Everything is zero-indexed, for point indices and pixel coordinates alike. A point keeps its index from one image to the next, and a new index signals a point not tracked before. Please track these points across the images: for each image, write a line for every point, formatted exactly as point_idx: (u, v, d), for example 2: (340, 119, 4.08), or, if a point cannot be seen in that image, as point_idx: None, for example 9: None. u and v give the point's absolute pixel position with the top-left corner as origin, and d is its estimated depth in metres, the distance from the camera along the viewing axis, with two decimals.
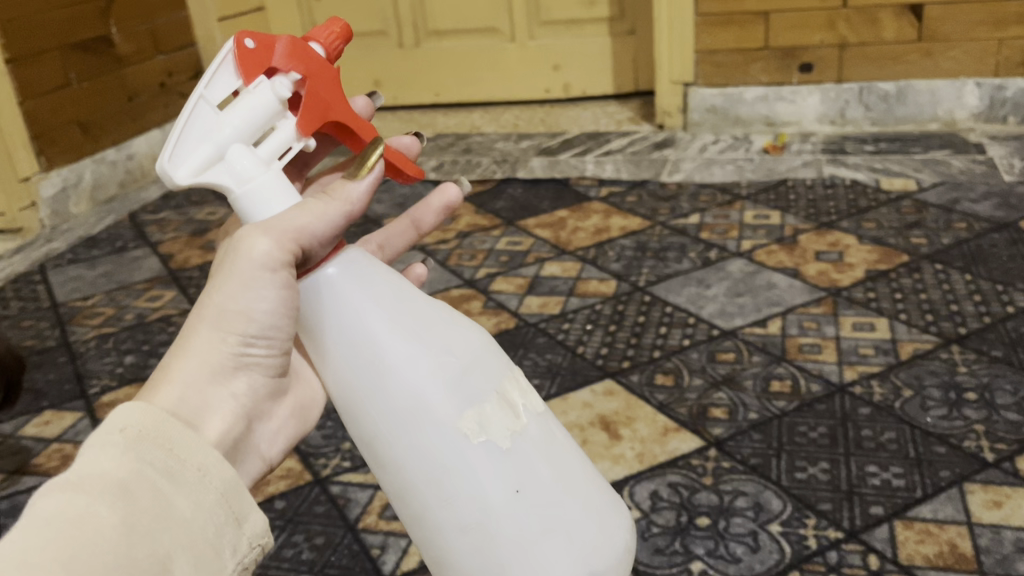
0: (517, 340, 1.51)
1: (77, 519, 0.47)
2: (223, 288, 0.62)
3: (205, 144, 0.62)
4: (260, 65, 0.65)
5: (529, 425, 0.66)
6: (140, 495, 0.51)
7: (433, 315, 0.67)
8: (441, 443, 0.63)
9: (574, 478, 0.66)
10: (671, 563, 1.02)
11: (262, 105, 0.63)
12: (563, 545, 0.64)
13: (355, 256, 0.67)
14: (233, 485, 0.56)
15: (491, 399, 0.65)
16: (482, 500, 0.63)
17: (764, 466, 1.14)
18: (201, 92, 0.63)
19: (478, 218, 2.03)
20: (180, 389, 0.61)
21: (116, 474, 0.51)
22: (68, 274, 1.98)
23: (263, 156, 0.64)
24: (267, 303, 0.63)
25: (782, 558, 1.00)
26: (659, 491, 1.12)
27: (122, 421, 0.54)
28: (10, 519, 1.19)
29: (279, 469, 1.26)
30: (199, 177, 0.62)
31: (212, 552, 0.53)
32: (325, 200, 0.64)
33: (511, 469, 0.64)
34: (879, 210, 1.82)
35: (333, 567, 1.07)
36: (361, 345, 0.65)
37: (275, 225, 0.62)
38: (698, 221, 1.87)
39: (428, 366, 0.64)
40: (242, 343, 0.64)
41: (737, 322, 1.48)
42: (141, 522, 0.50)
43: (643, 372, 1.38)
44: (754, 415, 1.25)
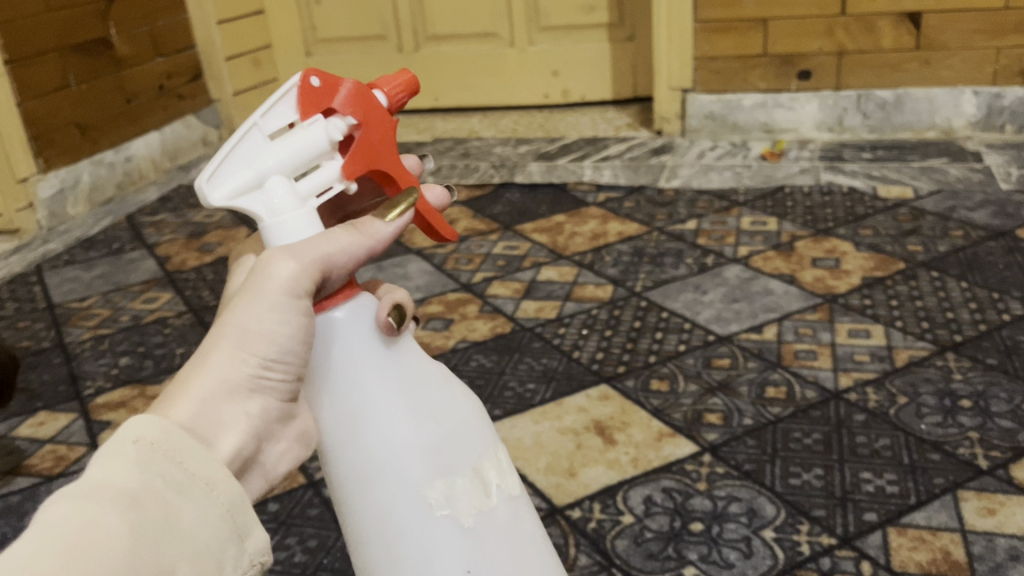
0: (513, 345, 1.51)
1: (81, 529, 0.44)
2: (246, 308, 0.57)
3: (246, 170, 0.61)
4: (321, 104, 0.65)
5: (495, 505, 0.67)
6: (147, 508, 0.47)
7: (426, 382, 0.67)
8: (407, 506, 0.65)
9: (526, 564, 0.68)
10: (664, 568, 1.02)
11: (312, 142, 0.63)
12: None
13: (365, 305, 0.65)
14: (239, 499, 0.52)
15: (464, 473, 0.66)
16: (432, 569, 0.65)
17: (758, 472, 1.14)
18: (257, 119, 0.62)
19: (475, 222, 2.03)
20: (197, 407, 0.54)
21: (124, 486, 0.47)
22: (65, 275, 1.98)
23: (303, 193, 0.62)
24: (288, 330, 0.58)
25: (775, 564, 1.00)
26: (652, 496, 1.12)
27: (135, 430, 0.50)
28: (3, 520, 1.19)
29: None
30: (233, 202, 0.60)
31: (213, 566, 0.49)
32: (352, 232, 0.61)
33: (466, 547, 0.66)
34: (876, 217, 1.82)
35: (324, 570, 1.06)
36: (345, 395, 0.64)
37: (304, 252, 0.59)
38: (695, 227, 1.87)
39: (410, 433, 0.64)
40: (261, 365, 0.57)
41: (733, 328, 1.48)
42: (145, 535, 0.46)
43: (638, 377, 1.38)
44: (749, 421, 1.25)
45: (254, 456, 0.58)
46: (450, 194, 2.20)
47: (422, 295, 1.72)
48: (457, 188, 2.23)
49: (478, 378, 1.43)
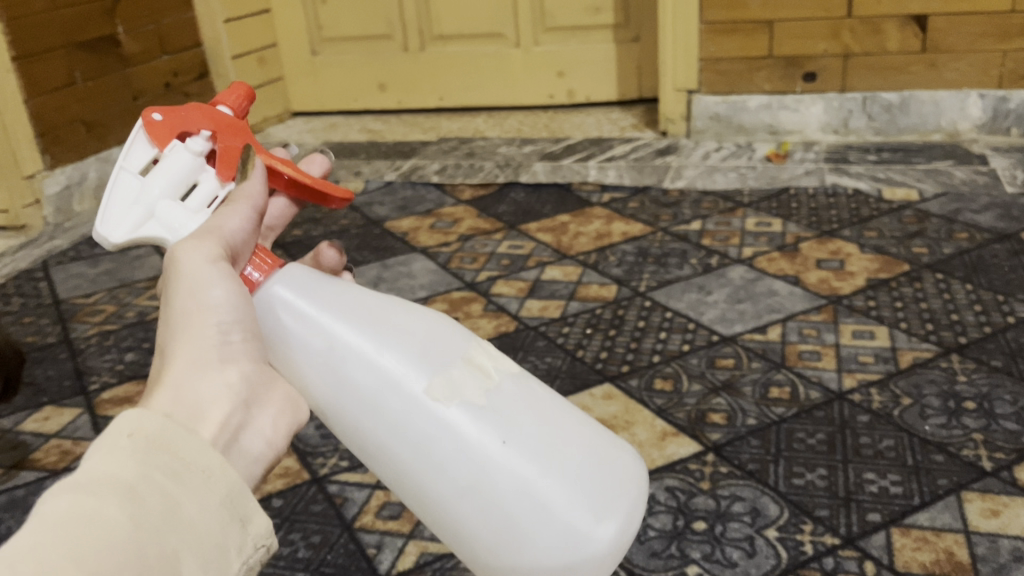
0: (517, 343, 1.51)
1: (85, 523, 0.44)
2: (182, 293, 0.59)
3: (134, 207, 0.65)
4: (172, 129, 0.67)
5: (501, 382, 0.68)
6: (148, 497, 0.47)
7: (386, 308, 0.70)
8: (415, 414, 0.65)
9: (562, 418, 0.67)
10: (667, 566, 1.02)
11: (174, 162, 0.65)
12: (564, 482, 0.64)
13: (297, 270, 0.70)
14: (238, 485, 0.52)
15: (457, 365, 0.67)
16: (472, 457, 0.64)
17: (761, 472, 1.14)
18: (121, 164, 0.65)
19: (480, 221, 2.03)
20: (173, 391, 0.55)
21: (123, 478, 0.47)
22: (71, 271, 1.99)
23: (193, 206, 0.65)
24: (231, 293, 0.60)
25: (778, 564, 1.00)
26: (655, 495, 1.12)
27: (128, 423, 0.50)
28: (7, 513, 1.19)
29: (278, 467, 1.26)
30: (133, 234, 0.64)
31: (216, 553, 0.50)
32: (229, 203, 0.64)
33: (490, 424, 0.65)
34: (881, 220, 1.82)
35: (328, 566, 1.07)
36: (319, 338, 0.67)
37: (200, 232, 0.62)
38: (700, 228, 1.87)
39: (382, 349, 0.67)
40: (219, 335, 0.60)
41: (737, 328, 1.48)
42: (146, 526, 0.46)
43: (642, 376, 1.38)
44: (752, 421, 1.25)
45: (246, 427, 0.58)
46: (455, 194, 2.21)
47: (426, 294, 1.72)
48: (462, 187, 2.24)
49: None
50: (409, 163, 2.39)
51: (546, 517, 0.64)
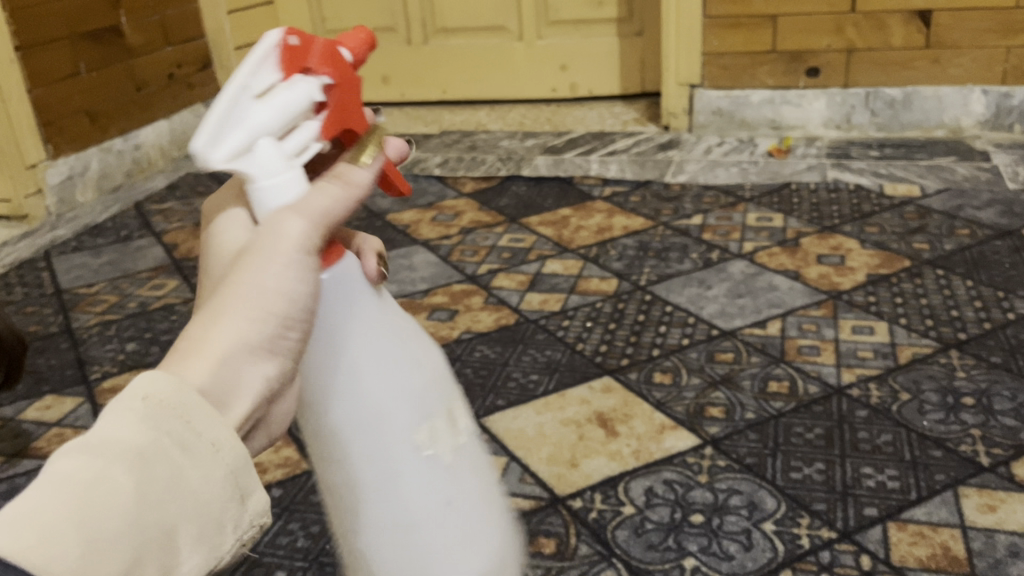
0: (517, 336, 1.52)
1: (90, 488, 0.40)
2: (262, 266, 0.50)
3: (237, 132, 0.53)
4: (297, 57, 0.56)
5: (463, 442, 0.65)
6: (156, 466, 0.43)
7: (403, 328, 0.63)
8: (390, 453, 0.61)
9: (494, 496, 0.67)
10: (664, 558, 1.02)
11: (299, 101, 0.54)
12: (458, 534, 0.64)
13: (352, 261, 0.60)
14: (244, 459, 0.46)
15: (441, 414, 0.64)
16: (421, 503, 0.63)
17: (759, 465, 1.15)
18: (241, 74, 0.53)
19: (481, 214, 2.03)
20: (216, 370, 0.47)
21: (133, 443, 0.43)
22: (73, 261, 1.99)
23: (289, 150, 0.55)
24: (307, 275, 0.51)
25: (775, 557, 1.00)
26: (653, 488, 1.13)
27: (145, 385, 0.45)
28: (9, 501, 1.20)
29: (279, 457, 1.26)
30: (230, 164, 0.53)
31: (213, 528, 0.44)
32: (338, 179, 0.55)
33: (448, 487, 0.63)
34: (882, 215, 1.82)
35: (327, 555, 1.07)
36: (325, 341, 0.59)
37: (306, 206, 0.53)
38: (701, 222, 1.87)
39: (391, 378, 0.61)
40: (280, 325, 0.50)
41: (737, 322, 1.49)
42: (148, 495, 0.42)
43: (641, 370, 1.38)
44: (750, 416, 1.25)
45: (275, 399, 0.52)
46: (457, 186, 2.21)
47: (427, 286, 1.73)
48: (464, 180, 2.24)
49: (482, 369, 1.43)
50: (411, 156, 2.40)
51: None
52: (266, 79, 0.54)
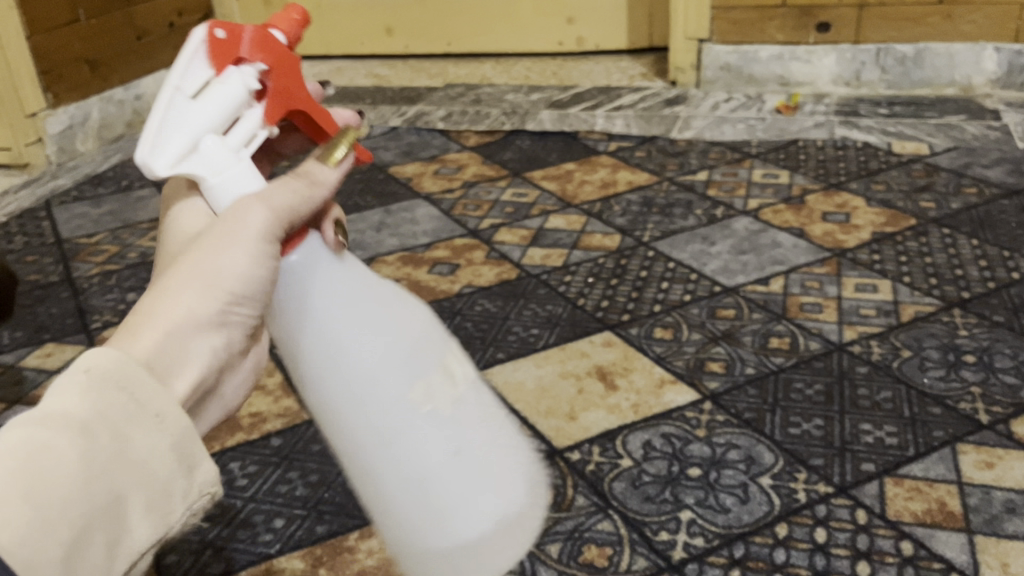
0: (519, 291, 1.51)
1: (31, 455, 0.43)
2: (225, 251, 0.56)
3: (180, 135, 0.57)
4: (229, 57, 0.60)
5: (464, 396, 0.63)
6: (97, 435, 0.45)
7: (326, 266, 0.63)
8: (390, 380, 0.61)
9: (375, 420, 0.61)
10: (660, 511, 1.03)
11: (229, 94, 0.59)
12: (490, 506, 0.61)
13: (316, 244, 0.64)
14: (188, 430, 0.49)
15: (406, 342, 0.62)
16: (420, 459, 0.60)
17: (758, 421, 1.15)
18: (172, 84, 0.57)
19: (484, 168, 2.01)
20: (167, 339, 0.53)
21: (77, 413, 0.45)
22: (74, 211, 1.98)
23: (236, 146, 0.59)
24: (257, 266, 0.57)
25: (771, 511, 1.00)
26: (651, 441, 1.13)
27: (90, 358, 0.47)
28: None
29: (279, 407, 1.27)
30: (176, 166, 0.57)
31: (162, 498, 0.47)
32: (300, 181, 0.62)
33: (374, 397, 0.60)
34: (890, 173, 1.80)
35: (326, 504, 1.08)
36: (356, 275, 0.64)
37: (271, 200, 0.58)
38: (706, 178, 1.86)
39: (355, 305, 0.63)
40: (232, 303, 0.57)
41: (740, 279, 1.48)
42: (92, 465, 0.44)
43: (642, 325, 1.38)
44: (751, 371, 1.25)
45: (217, 385, 0.59)
46: (460, 140, 2.19)
47: (429, 240, 1.72)
48: (467, 134, 2.22)
49: (482, 323, 1.43)
50: (415, 109, 2.37)
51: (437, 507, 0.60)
52: (199, 80, 0.59)
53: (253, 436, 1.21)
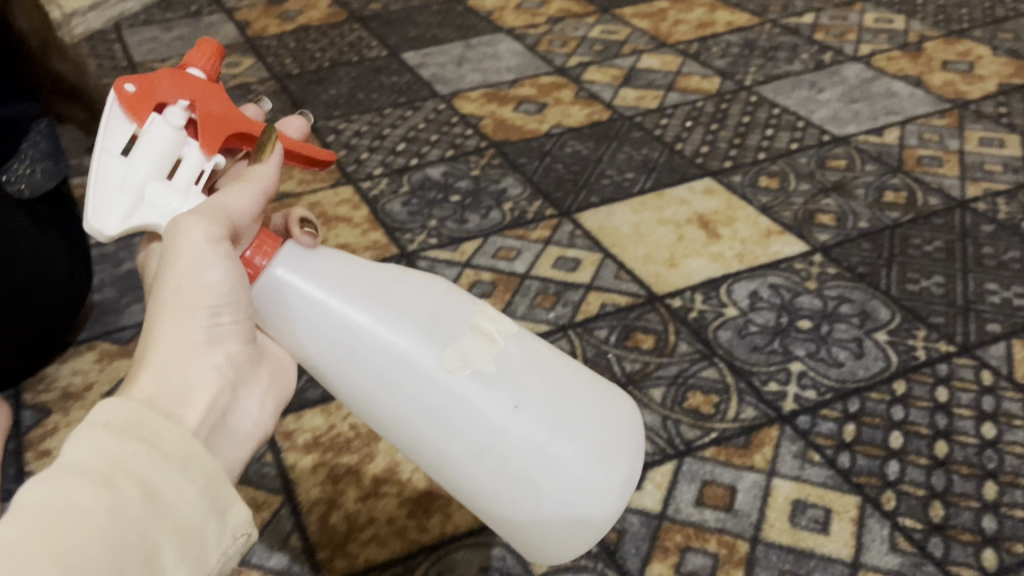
0: (611, 133, 1.43)
1: (60, 513, 0.41)
2: (185, 267, 0.55)
3: (124, 191, 0.57)
4: (149, 105, 0.59)
5: (507, 348, 0.62)
6: (122, 486, 0.44)
7: (333, 273, 0.62)
8: (429, 388, 0.60)
9: (454, 427, 0.60)
10: (769, 361, 0.98)
11: (154, 138, 0.58)
12: (584, 453, 0.61)
13: (295, 249, 0.62)
14: (217, 475, 0.50)
15: (463, 334, 0.61)
16: (487, 421, 0.60)
17: (873, 275, 1.09)
18: (100, 145, 0.58)
19: (570, 3, 1.89)
20: (159, 374, 0.54)
21: (98, 465, 0.44)
22: (143, 35, 1.91)
23: (180, 184, 0.59)
24: (226, 274, 0.56)
25: (887, 367, 0.96)
26: (758, 291, 1.08)
27: (103, 413, 0.47)
28: (101, 267, 1.21)
29: (366, 241, 1.23)
30: (128, 223, 0.57)
31: (196, 544, 0.47)
32: (241, 184, 0.60)
33: (433, 406, 0.60)
34: (1018, 21, 1.65)
35: None
36: (362, 268, 0.63)
37: (206, 207, 0.57)
38: (813, 21, 1.72)
39: (378, 303, 0.61)
40: (211, 316, 0.57)
41: (851, 129, 1.38)
42: (124, 514, 0.43)
43: (747, 173, 1.30)
44: (864, 225, 1.18)
45: (233, 409, 0.60)
46: None
47: (514, 77, 1.63)
48: None
49: (573, 165, 1.36)
50: None
51: (560, 474, 0.60)
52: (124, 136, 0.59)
53: None
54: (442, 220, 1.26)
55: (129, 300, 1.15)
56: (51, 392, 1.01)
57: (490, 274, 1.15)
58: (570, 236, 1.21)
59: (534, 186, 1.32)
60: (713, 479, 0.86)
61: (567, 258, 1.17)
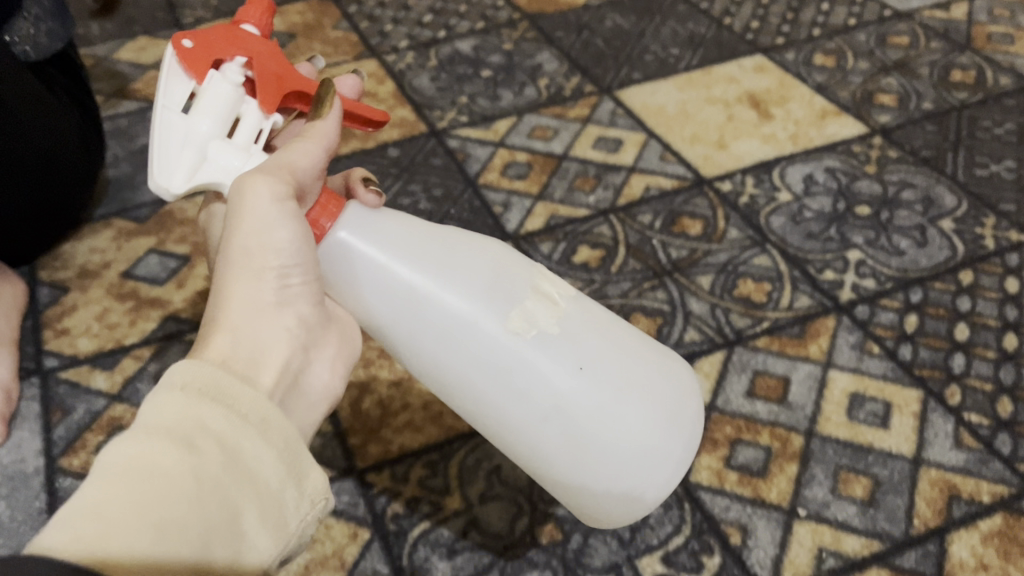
0: (653, 6, 1.33)
1: (141, 474, 0.38)
2: (250, 225, 0.50)
3: (188, 149, 0.49)
4: (210, 58, 0.50)
5: (569, 310, 0.54)
6: (203, 447, 0.41)
7: (392, 234, 0.53)
8: (496, 355, 0.52)
9: (521, 396, 0.52)
10: (825, 249, 0.92)
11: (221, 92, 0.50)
12: (653, 424, 0.54)
13: (359, 209, 0.54)
14: (292, 437, 0.46)
15: (528, 297, 0.53)
16: (555, 390, 0.52)
17: (937, 160, 1.01)
18: (161, 99, 0.49)
19: None
20: (230, 335, 0.50)
21: (178, 425, 0.41)
22: None
23: (242, 142, 0.51)
24: (294, 234, 0.51)
25: (953, 257, 0.90)
26: (813, 176, 1.01)
27: (179, 375, 0.44)
28: (114, 141, 1.16)
29: (393, 117, 1.16)
30: (194, 182, 0.49)
31: (274, 510, 0.44)
32: (305, 141, 0.53)
33: (499, 377, 0.52)
34: None
35: (451, 220, 0.99)
36: (423, 228, 0.54)
37: (273, 167, 0.50)
38: None
39: (440, 267, 0.53)
40: (279, 277, 0.52)
41: (915, 3, 1.28)
42: (206, 479, 0.40)
43: (800, 50, 1.21)
44: (928, 106, 1.09)
45: (304, 373, 0.55)
46: None
47: None
48: None
49: (612, 39, 1.27)
50: None
51: (629, 446, 0.54)
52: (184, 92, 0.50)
53: (368, 146, 1.11)
54: (473, 97, 1.19)
55: (145, 176, 1.09)
56: (68, 269, 0.97)
57: (526, 155, 1.08)
58: (611, 115, 1.13)
59: (571, 62, 1.24)
60: (765, 370, 0.81)
61: (608, 138, 1.09)
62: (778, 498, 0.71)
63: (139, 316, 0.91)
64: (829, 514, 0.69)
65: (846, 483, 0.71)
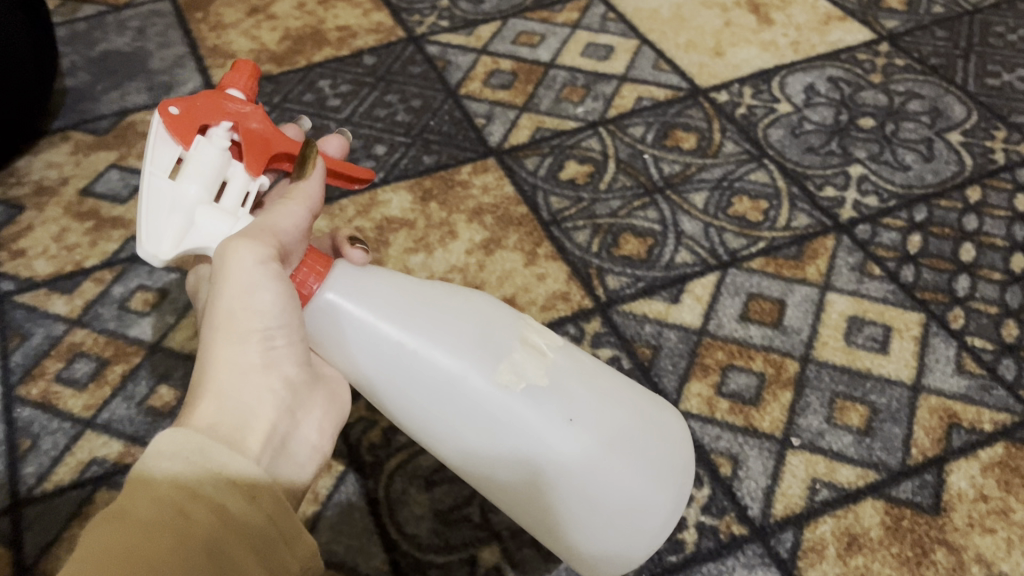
0: None
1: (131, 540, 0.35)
2: (234, 288, 0.45)
3: (175, 214, 0.45)
4: (196, 123, 0.47)
5: (558, 360, 0.49)
6: (193, 519, 0.38)
7: (375, 291, 0.49)
8: (484, 412, 0.47)
9: (510, 449, 0.47)
10: (826, 164, 0.87)
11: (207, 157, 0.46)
12: (646, 473, 0.49)
13: (348, 268, 0.50)
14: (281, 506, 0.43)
15: (517, 348, 0.48)
16: (544, 445, 0.47)
17: (947, 68, 0.96)
18: (148, 165, 0.45)
19: None
20: (215, 401, 0.45)
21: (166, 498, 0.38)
22: None
23: (230, 206, 0.47)
24: (279, 295, 0.46)
25: (960, 172, 0.85)
26: (815, 86, 0.95)
27: (168, 443, 0.40)
28: (71, 48, 1.09)
29: (369, 23, 1.09)
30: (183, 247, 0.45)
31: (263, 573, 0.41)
32: (291, 203, 0.49)
33: (487, 432, 0.47)
34: None
35: (431, 133, 0.93)
36: (410, 285, 0.50)
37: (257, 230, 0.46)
38: None
39: (424, 322, 0.48)
40: (264, 339, 0.46)
41: None
42: (195, 547, 0.37)
43: None
44: (938, 11, 1.03)
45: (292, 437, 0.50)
46: None
47: None
48: None
49: None
50: None
51: (624, 497, 0.49)
52: (171, 159, 0.46)
53: (343, 53, 1.05)
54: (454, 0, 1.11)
55: (104, 86, 1.03)
56: (22, 185, 0.91)
57: (510, 63, 1.01)
58: (602, 21, 1.06)
59: None
60: (760, 293, 0.77)
61: (598, 45, 1.03)
62: (771, 427, 0.67)
63: (100, 235, 0.86)
64: (823, 443, 0.66)
65: (842, 412, 0.68)
